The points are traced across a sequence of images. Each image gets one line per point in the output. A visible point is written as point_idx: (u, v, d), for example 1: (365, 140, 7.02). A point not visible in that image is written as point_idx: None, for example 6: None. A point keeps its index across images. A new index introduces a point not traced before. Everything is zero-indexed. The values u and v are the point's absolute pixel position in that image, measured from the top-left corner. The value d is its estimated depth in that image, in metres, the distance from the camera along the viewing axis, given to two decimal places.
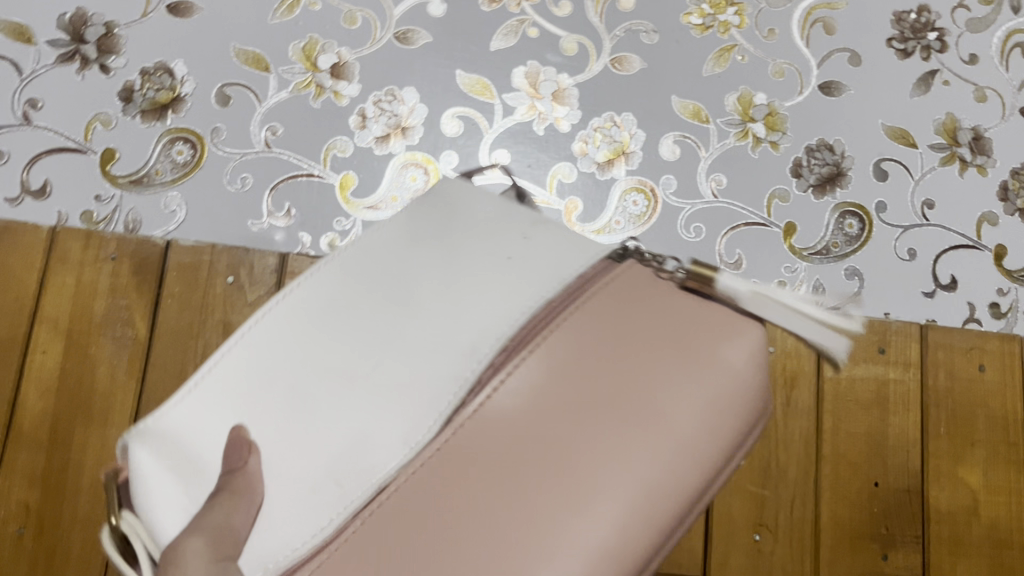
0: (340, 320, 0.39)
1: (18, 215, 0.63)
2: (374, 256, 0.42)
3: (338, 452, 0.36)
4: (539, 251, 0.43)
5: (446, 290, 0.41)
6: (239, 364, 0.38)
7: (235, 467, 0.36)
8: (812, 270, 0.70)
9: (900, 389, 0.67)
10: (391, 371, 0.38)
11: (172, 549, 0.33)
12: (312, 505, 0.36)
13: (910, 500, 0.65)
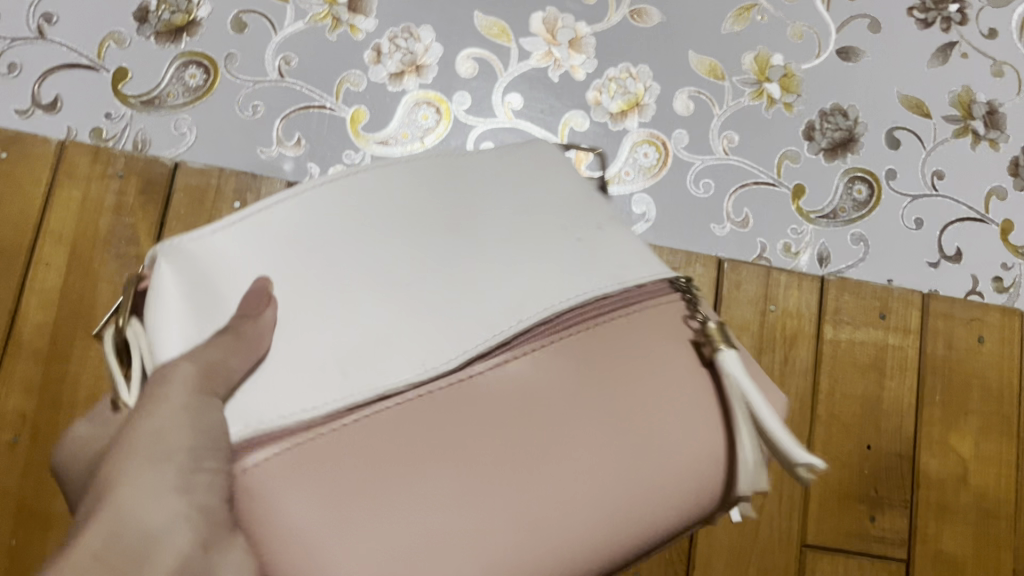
0: (347, 254, 0.38)
1: (27, 127, 0.63)
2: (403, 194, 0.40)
3: (352, 353, 0.36)
4: (608, 246, 0.43)
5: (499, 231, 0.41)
6: (283, 222, 0.38)
7: (250, 314, 0.35)
8: (818, 233, 0.70)
9: (898, 355, 0.67)
10: (396, 316, 0.37)
11: (165, 369, 0.33)
12: (312, 386, 0.35)
13: (900, 465, 0.66)
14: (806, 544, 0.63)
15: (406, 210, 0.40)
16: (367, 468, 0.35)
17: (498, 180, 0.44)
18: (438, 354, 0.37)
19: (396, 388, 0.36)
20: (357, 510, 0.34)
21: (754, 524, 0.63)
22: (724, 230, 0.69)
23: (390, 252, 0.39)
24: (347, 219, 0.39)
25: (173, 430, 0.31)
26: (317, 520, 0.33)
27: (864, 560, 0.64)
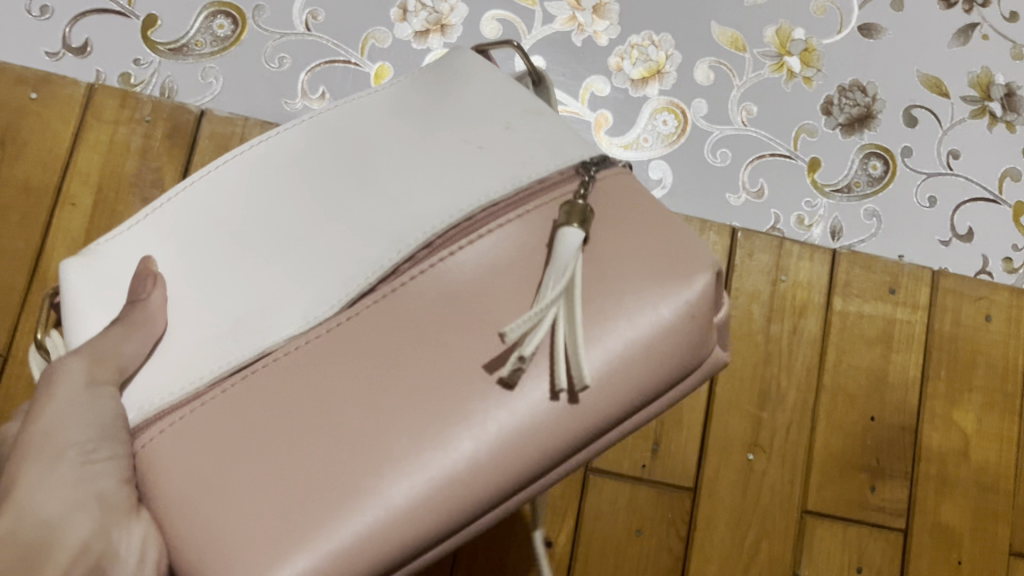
0: (258, 217, 0.39)
1: (57, 69, 0.64)
2: (323, 143, 0.41)
3: (244, 312, 0.38)
4: (514, 142, 0.39)
5: (393, 157, 0.40)
6: (199, 196, 0.40)
7: (137, 298, 0.37)
8: (832, 206, 0.71)
9: (905, 329, 0.68)
10: (296, 262, 0.38)
11: (54, 369, 0.38)
12: (204, 351, 0.37)
13: (902, 437, 0.66)
14: (806, 510, 0.64)
15: (314, 158, 0.40)
16: (243, 431, 0.36)
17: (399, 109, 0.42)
18: (317, 305, 0.37)
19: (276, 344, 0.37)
20: (234, 470, 0.35)
21: (756, 489, 0.64)
22: (740, 200, 0.70)
23: (291, 200, 0.39)
24: (235, 184, 0.40)
25: (63, 428, 0.38)
26: (200, 480, 0.35)
27: (864, 529, 0.65)
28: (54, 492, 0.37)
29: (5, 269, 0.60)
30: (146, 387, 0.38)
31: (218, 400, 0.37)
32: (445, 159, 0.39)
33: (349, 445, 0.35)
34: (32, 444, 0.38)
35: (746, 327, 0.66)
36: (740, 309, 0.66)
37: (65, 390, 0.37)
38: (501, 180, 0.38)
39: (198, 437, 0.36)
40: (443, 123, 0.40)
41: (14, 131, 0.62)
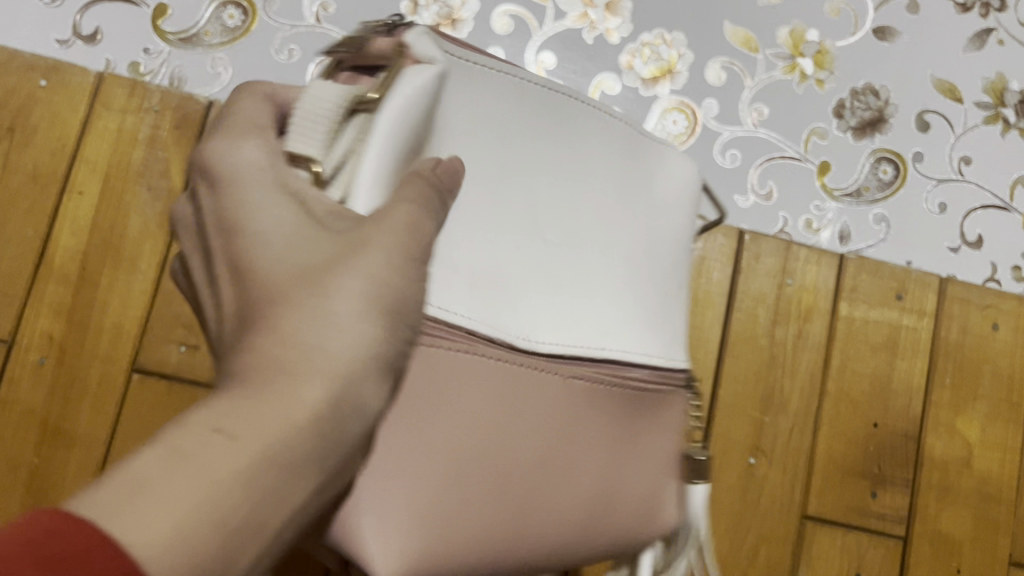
0: (518, 179, 0.40)
1: (66, 56, 0.64)
2: (585, 134, 0.44)
3: (489, 281, 0.38)
4: (670, 311, 0.47)
5: (618, 237, 0.44)
6: (485, 99, 0.39)
7: (445, 187, 0.33)
8: (841, 211, 0.70)
9: (911, 336, 0.68)
10: (546, 275, 0.41)
11: (387, 210, 0.29)
12: (459, 293, 0.36)
13: (905, 444, 0.66)
14: (806, 516, 0.64)
15: (590, 206, 0.43)
16: (478, 400, 0.36)
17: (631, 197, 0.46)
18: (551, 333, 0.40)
19: (539, 352, 0.39)
20: (454, 433, 0.35)
21: (755, 494, 0.64)
22: (748, 202, 0.69)
23: (568, 221, 0.42)
24: (542, 166, 0.41)
25: (378, 278, 0.28)
26: (424, 410, 0.34)
27: (863, 535, 0.65)
28: (340, 334, 0.26)
29: (11, 257, 0.60)
30: (456, 284, 0.36)
31: (490, 367, 0.37)
32: (645, 285, 0.46)
33: (507, 488, 0.37)
34: (296, 314, 0.26)
35: (751, 330, 0.66)
36: (745, 312, 0.66)
37: (362, 262, 0.27)
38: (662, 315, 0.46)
39: (447, 381, 0.35)
40: (654, 261, 0.46)
41: (22, 118, 0.62)
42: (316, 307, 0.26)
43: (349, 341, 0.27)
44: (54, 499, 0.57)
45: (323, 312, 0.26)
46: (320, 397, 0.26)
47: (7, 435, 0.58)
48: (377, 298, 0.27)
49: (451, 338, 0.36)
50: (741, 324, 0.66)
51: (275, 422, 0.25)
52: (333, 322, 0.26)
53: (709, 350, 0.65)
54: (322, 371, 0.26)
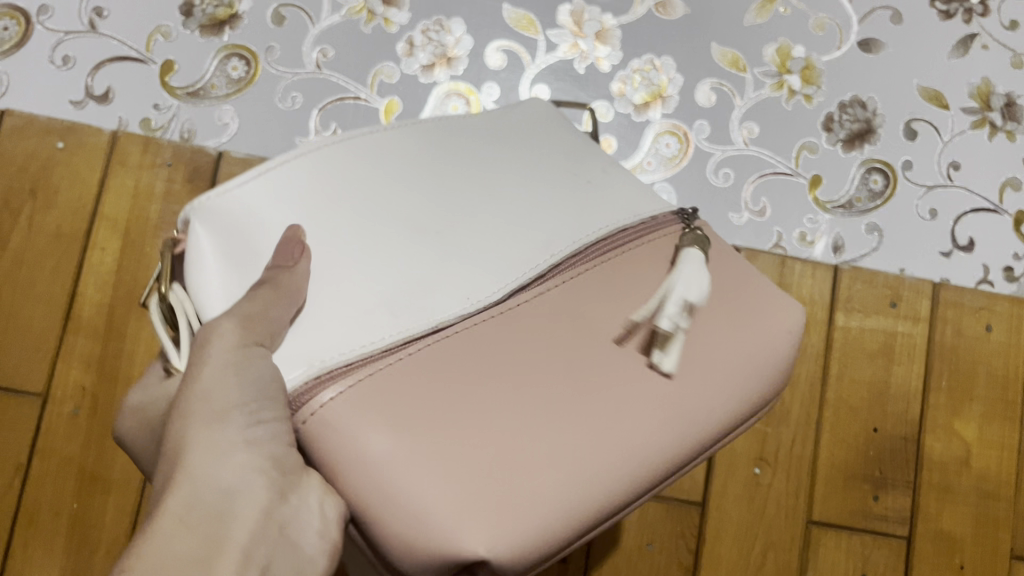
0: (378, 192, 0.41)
1: (81, 117, 0.67)
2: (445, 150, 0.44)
3: (398, 288, 0.39)
4: (612, 189, 0.47)
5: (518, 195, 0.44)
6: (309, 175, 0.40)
7: (286, 265, 0.37)
8: (834, 222, 0.72)
9: (907, 342, 0.70)
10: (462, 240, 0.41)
11: (208, 329, 0.36)
12: (359, 328, 0.37)
13: (905, 447, 0.69)
14: (811, 521, 0.67)
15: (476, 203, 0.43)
16: (418, 410, 0.36)
17: (511, 145, 0.47)
18: (481, 289, 0.40)
19: (447, 322, 0.39)
20: (425, 456, 0.35)
21: (761, 502, 0.66)
22: (742, 219, 0.71)
23: (456, 199, 0.42)
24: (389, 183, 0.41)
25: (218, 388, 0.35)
26: (380, 464, 0.35)
27: (868, 537, 0.67)
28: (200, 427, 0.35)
29: (40, 314, 0.63)
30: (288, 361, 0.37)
31: (397, 366, 0.37)
32: (595, 211, 0.45)
33: (565, 431, 0.38)
34: (176, 450, 0.35)
35: None
36: None
37: (218, 354, 0.36)
38: (625, 217, 0.46)
39: (384, 404, 0.36)
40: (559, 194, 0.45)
41: (42, 180, 0.65)
42: (182, 446, 0.35)
43: (225, 442, 0.35)
44: (94, 541, 0.61)
45: (192, 454, 0.34)
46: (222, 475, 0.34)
47: (46, 483, 0.61)
48: (216, 398, 0.35)
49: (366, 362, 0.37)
50: None
51: (209, 524, 0.33)
52: (212, 449, 0.34)
53: None
54: (204, 481, 0.34)
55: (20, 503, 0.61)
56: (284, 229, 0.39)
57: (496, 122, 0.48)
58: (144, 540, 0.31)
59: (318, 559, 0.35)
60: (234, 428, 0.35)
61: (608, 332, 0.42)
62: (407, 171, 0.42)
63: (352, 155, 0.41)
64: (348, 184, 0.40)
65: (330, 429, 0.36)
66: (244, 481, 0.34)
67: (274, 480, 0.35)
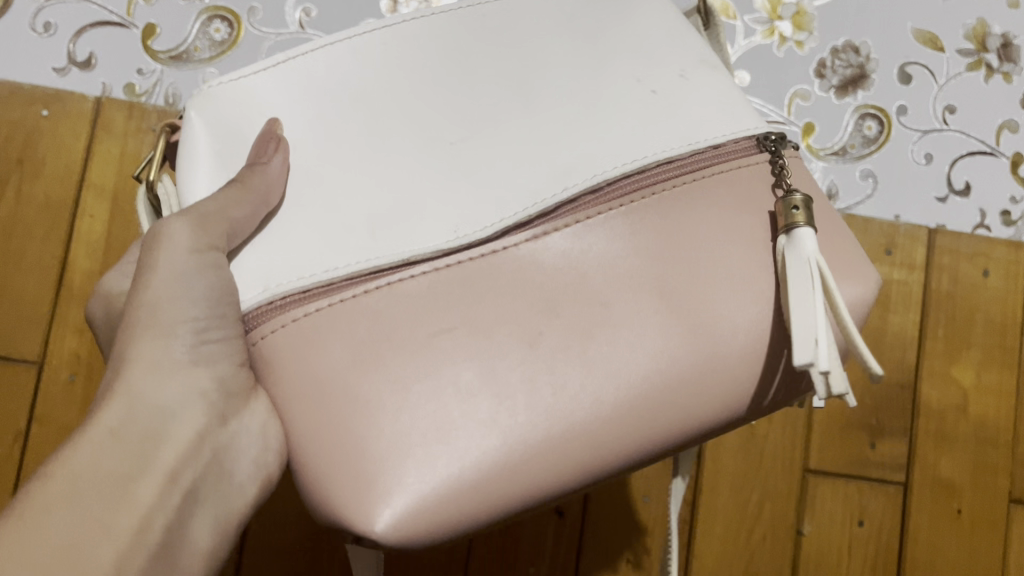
0: (404, 99, 0.40)
1: (66, 85, 0.66)
2: (481, 32, 0.42)
3: (386, 206, 0.39)
4: (685, 97, 0.43)
5: (555, 106, 0.42)
6: (329, 69, 0.40)
7: (262, 158, 0.38)
8: (828, 169, 0.71)
9: (902, 289, 0.69)
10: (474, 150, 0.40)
11: (161, 230, 0.39)
12: (335, 250, 0.38)
13: (901, 393, 0.68)
14: (808, 470, 0.67)
15: (493, 86, 0.42)
16: (356, 349, 0.38)
17: (571, 33, 0.44)
18: (476, 223, 0.39)
19: (424, 254, 0.39)
20: (340, 401, 0.37)
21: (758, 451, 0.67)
22: None
23: (470, 98, 0.41)
24: (412, 72, 0.41)
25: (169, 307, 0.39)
26: (302, 395, 0.37)
27: (864, 484, 0.67)
28: (149, 345, 0.39)
29: (31, 283, 0.64)
30: (250, 278, 0.38)
31: (348, 304, 0.38)
32: (648, 139, 0.42)
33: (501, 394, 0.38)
34: (119, 364, 0.39)
35: None
36: None
37: (168, 260, 0.39)
38: (678, 146, 0.42)
39: (323, 337, 0.38)
40: (603, 91, 0.43)
41: (29, 151, 0.65)
42: (124, 360, 0.39)
43: (168, 358, 0.40)
44: None
45: (132, 368, 0.39)
46: (173, 394, 0.39)
47: (45, 449, 0.62)
48: (170, 310, 0.39)
49: (313, 295, 0.38)
50: None
51: (142, 444, 0.38)
52: (155, 369, 0.39)
53: None
54: (139, 401, 0.39)
55: (20, 470, 0.62)
56: (264, 123, 0.40)
57: (579, 0, 0.45)
58: (73, 450, 0.37)
59: (248, 487, 0.43)
60: (180, 348, 0.40)
61: (612, 259, 0.41)
62: (444, 61, 0.41)
63: (387, 51, 0.41)
64: (363, 95, 0.40)
65: (276, 352, 0.38)
66: (180, 404, 0.40)
67: (215, 407, 0.40)
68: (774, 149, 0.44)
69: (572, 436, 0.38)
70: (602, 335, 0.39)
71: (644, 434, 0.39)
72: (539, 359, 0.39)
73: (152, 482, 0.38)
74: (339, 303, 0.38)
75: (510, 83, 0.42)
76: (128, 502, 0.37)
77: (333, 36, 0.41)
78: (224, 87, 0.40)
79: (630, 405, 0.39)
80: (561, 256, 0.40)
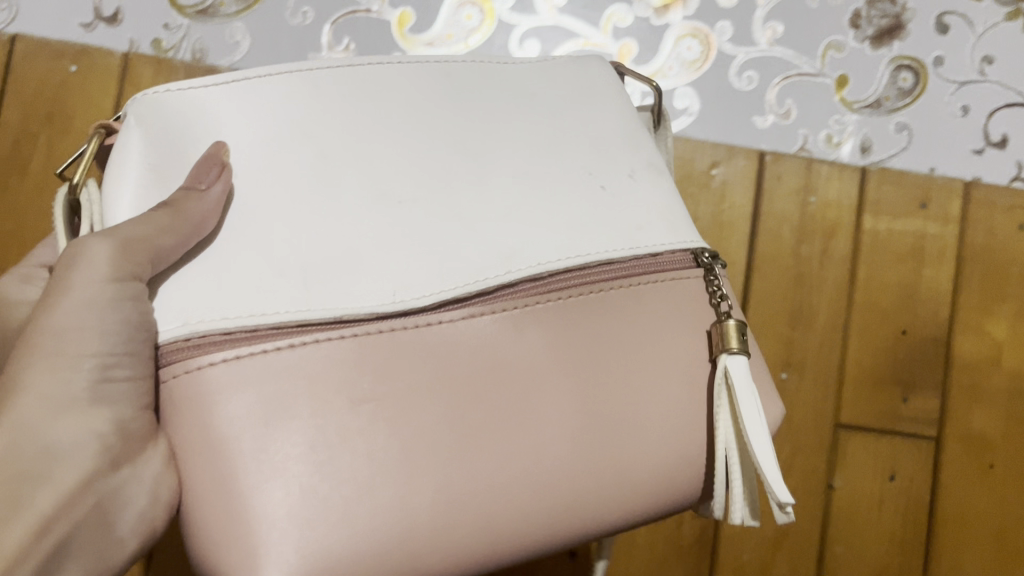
0: (358, 139, 0.40)
1: (91, 40, 0.66)
2: (437, 90, 0.43)
3: (323, 254, 0.37)
4: (631, 201, 0.45)
5: (511, 163, 0.42)
6: (284, 105, 0.39)
7: (197, 187, 0.37)
8: (862, 122, 0.70)
9: (936, 243, 0.68)
10: (421, 213, 0.39)
11: (79, 246, 0.36)
12: (268, 293, 0.36)
13: (935, 348, 0.68)
14: (840, 425, 0.67)
15: (441, 141, 0.41)
16: (272, 400, 0.36)
17: (527, 101, 0.45)
18: (411, 289, 0.38)
19: (357, 314, 0.37)
20: (239, 458, 0.35)
21: (789, 407, 0.66)
22: (767, 122, 0.70)
23: (424, 165, 0.40)
24: (369, 129, 0.40)
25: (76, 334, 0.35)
26: (204, 449, 0.35)
27: (897, 439, 0.67)
28: (47, 373, 0.35)
29: None
30: (174, 309, 0.36)
31: (270, 356, 0.36)
32: (589, 229, 0.43)
33: (420, 468, 0.37)
34: (9, 390, 0.35)
35: (777, 249, 0.68)
36: (770, 232, 0.68)
37: (85, 283, 0.35)
38: (621, 247, 0.43)
39: (242, 388, 0.36)
40: (552, 170, 0.43)
41: (58, 104, 0.65)
42: (16, 386, 0.35)
43: (65, 389, 0.35)
44: None
45: (25, 396, 0.35)
46: (67, 433, 0.35)
47: None
48: (80, 337, 0.35)
49: (237, 340, 0.36)
50: (766, 246, 0.67)
51: (17, 484, 0.34)
52: (47, 401, 0.35)
53: (737, 272, 0.67)
54: (27, 435, 0.35)
55: None
56: (209, 146, 0.38)
57: (537, 73, 0.47)
58: None
59: (129, 542, 0.37)
60: (79, 382, 0.35)
61: (535, 339, 0.41)
62: (401, 109, 0.41)
63: (348, 88, 0.41)
64: (319, 130, 0.39)
65: (186, 396, 0.36)
66: (71, 446, 0.35)
67: (107, 452, 0.36)
68: (709, 264, 0.46)
69: (478, 512, 0.38)
70: (517, 415, 0.39)
71: (541, 514, 0.39)
72: (464, 433, 0.38)
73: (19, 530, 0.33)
74: (259, 353, 0.36)
75: (465, 140, 0.42)
76: None
77: (296, 67, 0.41)
78: (171, 99, 0.39)
79: (536, 483, 0.39)
80: (490, 334, 0.40)
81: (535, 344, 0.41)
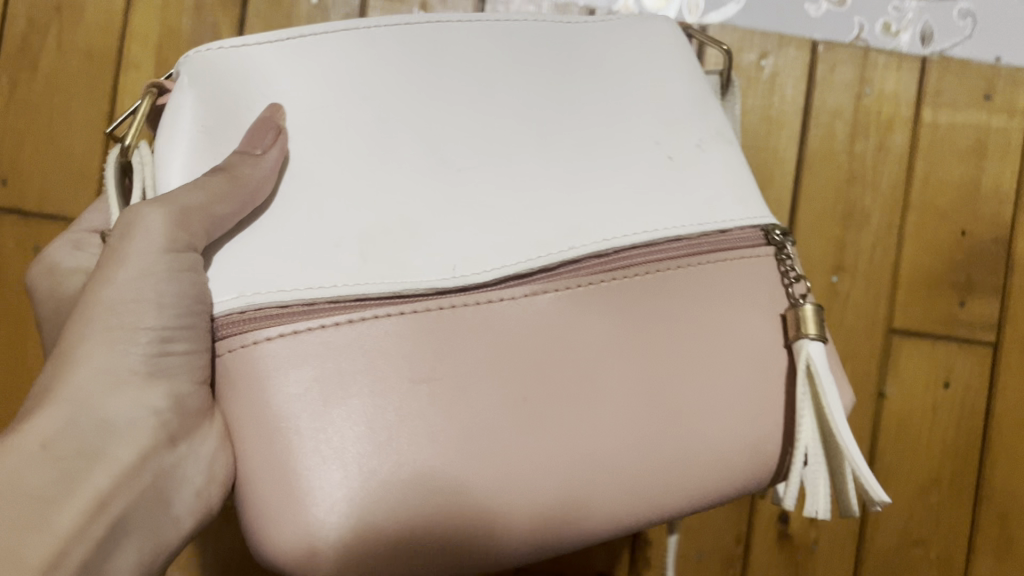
0: (409, 105, 0.37)
1: None
2: (498, 54, 0.39)
3: (378, 227, 0.35)
4: (702, 172, 0.41)
5: (571, 129, 0.39)
6: (332, 65, 0.36)
7: (252, 151, 0.34)
8: (922, 8, 0.65)
9: (1001, 139, 0.64)
10: (478, 184, 0.37)
11: (131, 216, 0.34)
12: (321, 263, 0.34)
13: (996, 250, 0.64)
14: (892, 330, 0.64)
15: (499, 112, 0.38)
16: (328, 384, 0.33)
17: (591, 65, 0.41)
18: (475, 264, 0.35)
19: (415, 289, 0.34)
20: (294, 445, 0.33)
21: (838, 312, 0.63)
22: (820, 11, 0.65)
23: (480, 133, 0.37)
24: (420, 99, 0.37)
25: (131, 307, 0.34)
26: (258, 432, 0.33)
27: (950, 345, 0.64)
28: (103, 345, 0.34)
29: (79, 139, 0.61)
30: (228, 279, 0.34)
31: (325, 334, 0.34)
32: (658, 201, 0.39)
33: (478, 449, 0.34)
34: (65, 363, 0.34)
35: (829, 147, 0.64)
36: (822, 128, 0.64)
37: (139, 253, 0.34)
38: (686, 222, 0.39)
39: (298, 368, 0.33)
40: (617, 139, 0.40)
41: None
42: (72, 358, 0.34)
43: (120, 363, 0.34)
44: None
45: (79, 370, 0.34)
46: (126, 407, 0.34)
47: None
48: (136, 309, 0.34)
49: (293, 315, 0.33)
50: (817, 141, 0.63)
51: (77, 458, 0.32)
52: (106, 374, 0.34)
53: (787, 171, 0.63)
54: (84, 409, 0.33)
55: None
56: (263, 109, 0.35)
57: (603, 32, 0.43)
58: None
59: (185, 520, 0.36)
60: (135, 355, 0.34)
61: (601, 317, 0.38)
62: (459, 73, 0.38)
63: (403, 46, 0.38)
64: (373, 93, 0.36)
65: (241, 374, 0.33)
66: (130, 419, 0.34)
67: (167, 425, 0.34)
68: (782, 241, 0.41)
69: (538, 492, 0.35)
70: (584, 397, 0.36)
71: (603, 504, 0.36)
72: (528, 417, 0.35)
73: (82, 506, 0.32)
74: (317, 328, 0.34)
75: (527, 112, 0.39)
76: (47, 524, 0.31)
77: (344, 25, 0.37)
78: (223, 55, 0.36)
79: (603, 468, 0.36)
80: (554, 314, 0.37)
81: (601, 326, 0.37)
